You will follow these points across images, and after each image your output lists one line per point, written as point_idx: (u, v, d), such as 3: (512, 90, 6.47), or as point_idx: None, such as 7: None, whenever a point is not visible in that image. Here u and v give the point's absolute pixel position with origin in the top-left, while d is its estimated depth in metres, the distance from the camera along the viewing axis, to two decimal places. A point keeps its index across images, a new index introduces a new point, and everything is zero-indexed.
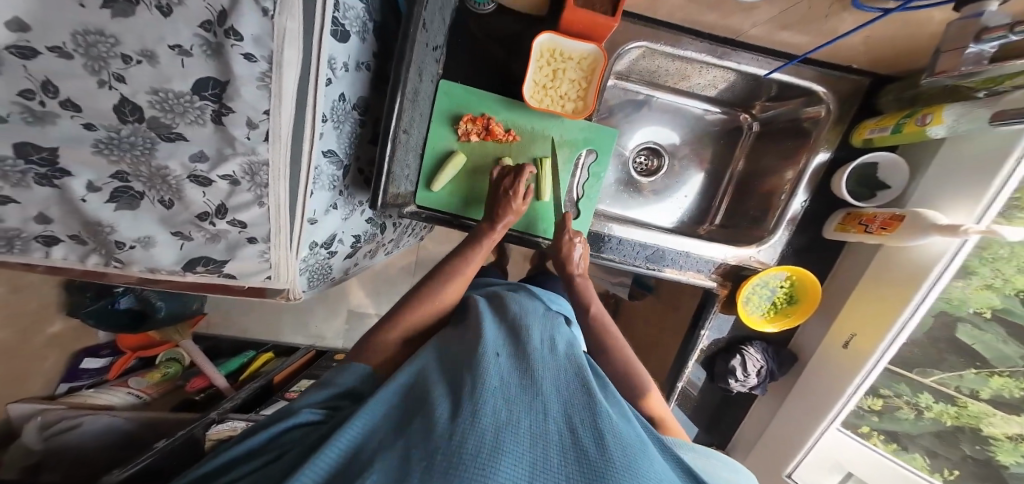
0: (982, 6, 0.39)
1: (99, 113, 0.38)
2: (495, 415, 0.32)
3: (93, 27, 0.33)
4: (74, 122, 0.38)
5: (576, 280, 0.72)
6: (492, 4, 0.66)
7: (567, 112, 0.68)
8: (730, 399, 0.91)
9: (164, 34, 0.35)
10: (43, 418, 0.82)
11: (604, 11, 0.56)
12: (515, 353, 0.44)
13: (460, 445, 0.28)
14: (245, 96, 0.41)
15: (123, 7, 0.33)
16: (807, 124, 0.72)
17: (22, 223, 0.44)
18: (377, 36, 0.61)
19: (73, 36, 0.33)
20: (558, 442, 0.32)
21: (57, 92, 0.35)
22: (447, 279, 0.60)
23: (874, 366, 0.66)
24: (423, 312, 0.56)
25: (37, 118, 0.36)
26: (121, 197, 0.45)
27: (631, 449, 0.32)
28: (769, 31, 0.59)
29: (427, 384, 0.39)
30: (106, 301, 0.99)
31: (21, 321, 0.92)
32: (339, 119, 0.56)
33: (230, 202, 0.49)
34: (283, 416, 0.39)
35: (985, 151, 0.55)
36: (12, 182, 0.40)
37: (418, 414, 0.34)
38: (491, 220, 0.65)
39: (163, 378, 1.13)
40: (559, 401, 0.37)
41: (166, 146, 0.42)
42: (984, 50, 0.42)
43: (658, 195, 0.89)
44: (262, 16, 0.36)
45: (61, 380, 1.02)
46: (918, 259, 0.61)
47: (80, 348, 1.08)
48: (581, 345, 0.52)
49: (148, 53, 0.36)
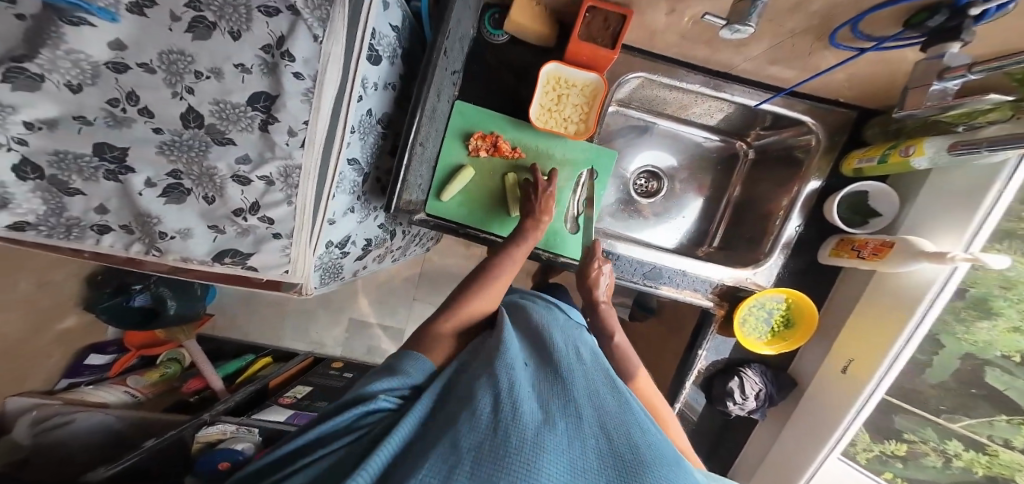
0: (943, 48, 0.42)
1: (168, 119, 0.48)
2: (535, 417, 0.35)
3: (176, 48, 0.45)
4: (145, 127, 0.48)
5: (601, 307, 0.72)
6: (506, 36, 0.73)
7: (569, 133, 0.74)
8: (729, 424, 0.90)
9: (232, 55, 0.46)
10: (37, 413, 0.88)
11: (605, 44, 0.62)
12: (543, 364, 0.47)
13: (507, 438, 0.31)
14: (290, 108, 0.49)
15: (202, 32, 0.45)
16: (799, 153, 0.76)
17: (84, 213, 0.52)
18: (405, 61, 0.68)
19: (160, 54, 0.45)
20: (593, 445, 0.35)
21: (137, 101, 0.46)
22: (485, 283, 0.60)
23: (873, 390, 0.65)
24: (475, 311, 0.57)
25: (118, 121, 0.47)
26: (171, 192, 0.53)
27: (662, 458, 0.34)
28: (759, 65, 0.64)
29: (462, 381, 0.42)
30: (122, 298, 1.07)
31: (39, 314, 0.99)
32: (365, 131, 0.62)
33: (263, 200, 0.54)
34: (361, 399, 0.40)
35: (971, 182, 0.57)
36: (85, 176, 0.50)
37: (459, 407, 0.36)
38: (534, 218, 0.68)
39: (162, 377, 1.17)
40: (592, 409, 0.40)
41: (217, 148, 0.51)
42: (947, 88, 0.46)
43: (657, 217, 0.93)
44: (313, 41, 0.47)
45: (62, 376, 1.07)
46: (911, 286, 0.63)
47: (85, 346, 1.14)
48: (603, 356, 0.55)
49: (216, 70, 0.46)
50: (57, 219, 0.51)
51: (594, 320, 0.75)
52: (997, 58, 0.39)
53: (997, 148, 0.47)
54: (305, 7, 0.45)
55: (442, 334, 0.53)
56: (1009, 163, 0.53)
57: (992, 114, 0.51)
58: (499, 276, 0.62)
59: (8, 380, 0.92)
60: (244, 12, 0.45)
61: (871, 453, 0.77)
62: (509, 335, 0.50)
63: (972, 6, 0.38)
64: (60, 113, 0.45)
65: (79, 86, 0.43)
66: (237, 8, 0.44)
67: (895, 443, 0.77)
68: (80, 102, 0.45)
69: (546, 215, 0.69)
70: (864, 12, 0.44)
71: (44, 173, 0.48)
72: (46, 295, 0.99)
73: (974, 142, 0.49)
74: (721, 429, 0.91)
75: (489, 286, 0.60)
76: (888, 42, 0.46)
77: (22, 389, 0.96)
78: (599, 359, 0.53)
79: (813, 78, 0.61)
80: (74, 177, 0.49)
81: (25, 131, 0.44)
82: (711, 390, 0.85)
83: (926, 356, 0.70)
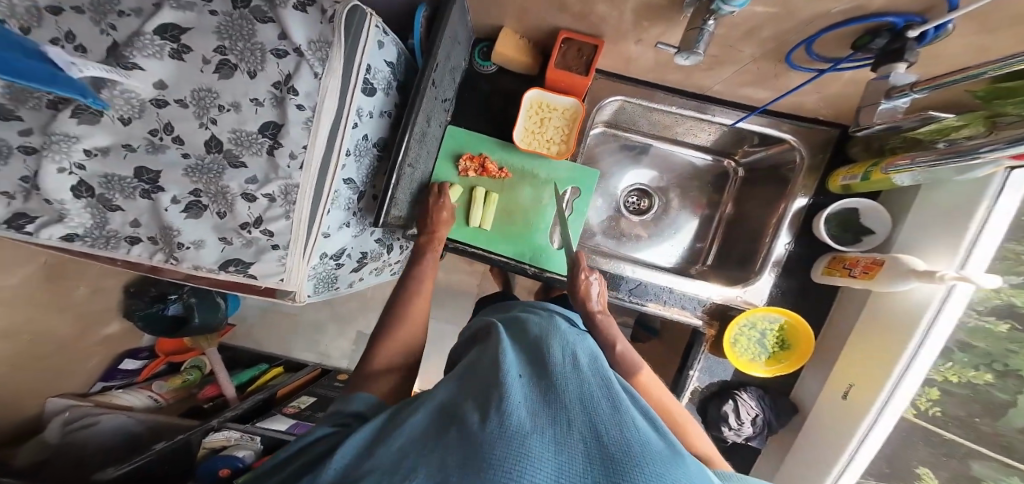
0: (892, 68, 0.45)
1: (195, 145, 0.56)
2: (521, 422, 0.30)
3: (205, 86, 0.54)
4: (177, 152, 0.57)
5: (597, 317, 0.70)
6: (494, 66, 0.80)
7: (552, 154, 0.78)
8: (733, 454, 0.85)
9: (248, 91, 0.54)
10: (69, 414, 0.97)
11: (579, 71, 0.67)
12: (538, 373, 0.42)
13: (487, 450, 0.27)
14: (292, 134, 0.54)
15: (227, 72, 0.53)
16: (786, 172, 0.77)
17: (121, 226, 0.59)
18: (399, 90, 0.73)
19: (193, 92, 0.54)
20: (584, 452, 0.30)
21: (172, 131, 0.56)
22: (403, 305, 0.63)
23: (869, 424, 0.61)
24: (397, 342, 0.58)
25: (155, 148, 0.56)
26: (192, 208, 0.59)
27: (666, 462, 0.29)
28: (731, 87, 0.68)
29: (454, 399, 0.37)
30: (159, 306, 1.17)
31: (89, 319, 1.10)
32: (361, 153, 0.65)
33: (266, 215, 0.58)
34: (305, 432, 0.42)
35: (957, 199, 0.56)
36: (125, 194, 0.58)
37: (450, 426, 0.32)
38: (429, 232, 0.73)
39: (183, 383, 1.25)
40: (584, 412, 0.35)
41: (231, 171, 0.57)
42: (898, 105, 0.49)
43: (651, 235, 0.93)
44: (314, 77, 0.53)
45: (99, 379, 1.17)
46: (908, 307, 0.60)
47: (123, 350, 1.24)
48: (605, 358, 0.50)
49: (236, 104, 0.54)
50: (100, 231, 0.59)
51: (595, 334, 0.69)
52: (938, 77, 0.41)
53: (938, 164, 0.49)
54: (309, 48, 0.52)
55: (373, 372, 0.53)
56: (998, 176, 0.51)
57: (965, 130, 0.49)
58: (416, 292, 0.65)
59: (51, 378, 1.02)
60: (260, 55, 0.53)
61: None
62: (503, 350, 0.46)
63: (909, 27, 0.41)
64: (111, 142, 0.55)
65: (128, 119, 0.55)
66: (254, 53, 0.53)
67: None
68: (129, 133, 0.55)
69: (440, 226, 0.73)
70: (813, 36, 0.47)
71: (94, 192, 0.57)
72: (97, 301, 1.11)
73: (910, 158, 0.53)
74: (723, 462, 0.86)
75: (408, 308, 0.63)
76: (843, 63, 0.50)
77: (60, 389, 1.05)
78: (601, 363, 0.48)
79: (782, 98, 0.64)
80: (117, 195, 0.58)
81: (85, 157, 0.55)
82: (706, 415, 0.83)
83: (1008, 395, 0.59)
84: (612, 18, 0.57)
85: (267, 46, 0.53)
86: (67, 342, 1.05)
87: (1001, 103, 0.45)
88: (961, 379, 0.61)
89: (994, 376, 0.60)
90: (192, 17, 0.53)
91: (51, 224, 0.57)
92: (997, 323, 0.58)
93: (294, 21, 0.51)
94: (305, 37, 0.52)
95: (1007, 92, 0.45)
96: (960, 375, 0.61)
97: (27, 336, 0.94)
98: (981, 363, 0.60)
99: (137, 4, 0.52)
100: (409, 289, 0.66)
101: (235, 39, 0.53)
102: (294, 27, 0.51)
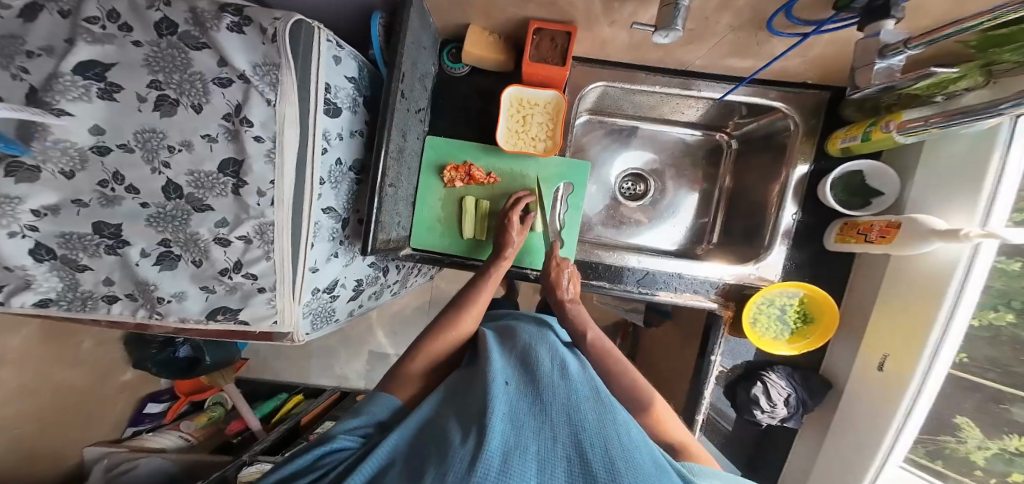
0: (879, 27, 0.43)
1: (152, 193, 0.52)
2: (504, 442, 0.33)
3: (148, 126, 0.49)
4: (134, 202, 0.52)
5: (565, 306, 0.66)
6: (466, 67, 0.76)
7: (539, 152, 0.74)
8: (765, 433, 0.83)
9: (197, 127, 0.49)
10: (107, 462, 0.96)
11: (555, 62, 0.63)
12: (526, 383, 0.45)
13: (470, 470, 0.30)
14: (256, 170, 0.50)
15: (167, 109, 0.49)
16: (782, 139, 0.74)
17: (94, 285, 0.56)
18: (368, 107, 0.69)
19: (135, 134, 0.49)
20: (563, 468, 0.33)
21: (122, 179, 0.51)
22: (461, 308, 0.62)
23: (913, 399, 0.59)
24: (446, 343, 0.57)
25: (109, 200, 0.51)
26: (164, 259, 0.55)
27: (642, 472, 0.32)
28: (714, 60, 0.65)
29: (439, 420, 0.40)
30: (169, 349, 1.12)
31: (101, 369, 1.07)
32: (336, 180, 0.62)
33: (245, 258, 0.55)
34: (322, 440, 0.41)
35: (969, 153, 0.54)
36: (90, 252, 0.54)
37: (434, 447, 0.35)
38: (499, 255, 0.68)
39: (209, 421, 1.21)
40: (570, 424, 0.38)
41: (197, 215, 0.53)
42: (893, 65, 0.46)
43: (652, 219, 0.90)
44: (267, 105, 0.49)
45: (127, 424, 1.15)
46: (934, 267, 0.57)
47: (144, 395, 1.22)
48: (593, 368, 0.52)
49: (186, 143, 0.50)
50: (74, 293, 0.56)
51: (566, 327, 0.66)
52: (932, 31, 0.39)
53: (959, 124, 0.45)
54: (254, 73, 0.49)
55: (413, 374, 0.53)
56: (1003, 126, 0.49)
57: (962, 82, 0.49)
58: (467, 302, 0.63)
59: (83, 428, 1.01)
60: (201, 86, 0.49)
61: (987, 452, 0.62)
62: (492, 360, 0.49)
63: None
64: (60, 199, 0.50)
65: (70, 171, 0.49)
66: (194, 84, 0.49)
67: (1015, 438, 0.58)
68: (76, 186, 0.50)
69: (511, 246, 0.68)
70: (788, 2, 0.45)
71: (55, 253, 0.53)
72: (102, 351, 1.07)
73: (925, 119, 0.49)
74: (756, 440, 0.84)
75: (464, 314, 0.61)
76: (827, 26, 0.47)
77: (92, 439, 1.04)
78: (590, 372, 0.51)
79: (768, 66, 0.61)
80: (80, 254, 0.54)
81: (34, 218, 0.50)
82: (735, 399, 0.80)
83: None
84: (581, 3, 0.54)
85: (207, 75, 0.49)
86: (84, 392, 1.02)
87: (995, 51, 0.45)
88: (982, 322, 0.60)
89: (1014, 315, 0.58)
90: (114, 50, 0.48)
91: (19, 292, 0.53)
92: (1009, 261, 0.57)
93: (231, 45, 0.48)
94: (247, 62, 0.49)
95: (1002, 39, 0.44)
96: (981, 318, 0.60)
97: (47, 390, 0.92)
98: (998, 304, 0.59)
99: (47, 41, 0.46)
100: (470, 293, 0.64)
101: (168, 71, 0.49)
102: (235, 55, 0.48)
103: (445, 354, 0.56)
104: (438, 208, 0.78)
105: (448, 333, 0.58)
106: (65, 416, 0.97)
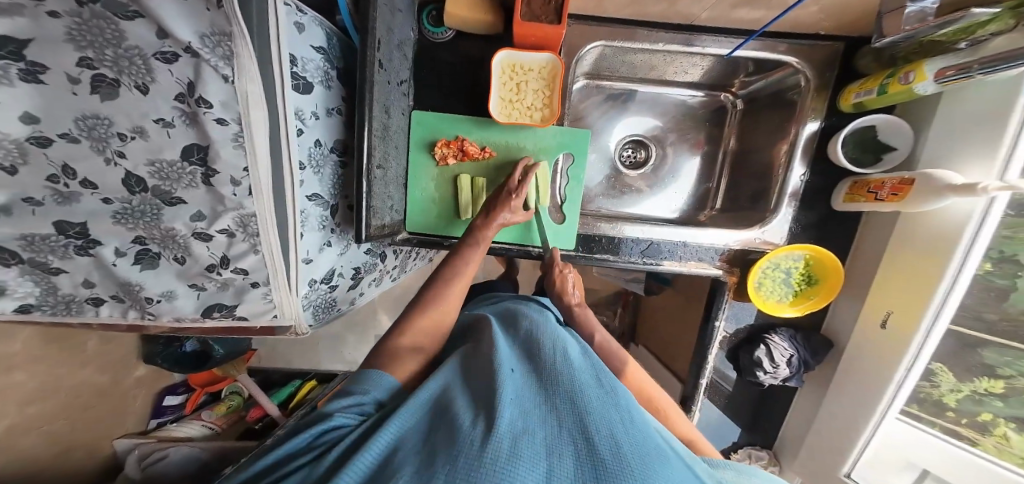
0: None
1: (112, 188, 0.47)
2: (513, 424, 0.33)
3: (90, 112, 0.42)
4: (94, 198, 0.48)
5: (574, 310, 0.66)
6: (449, 31, 0.70)
7: (536, 122, 0.70)
8: (765, 392, 0.85)
9: (147, 111, 0.43)
10: (139, 451, 0.98)
11: (549, 20, 0.58)
12: (531, 370, 0.45)
13: (482, 451, 0.29)
14: (224, 157, 0.45)
15: (108, 91, 0.41)
16: (791, 95, 0.71)
17: (74, 288, 0.54)
18: (343, 80, 0.64)
19: (76, 122, 0.42)
20: (570, 450, 0.32)
21: (75, 173, 0.45)
22: (455, 270, 0.61)
23: (916, 353, 0.61)
24: (431, 324, 0.56)
25: (65, 197, 0.47)
26: (143, 258, 0.53)
27: (648, 457, 0.31)
28: (723, 11, 0.62)
29: (449, 397, 0.40)
30: (176, 345, 1.07)
31: (116, 366, 1.02)
32: (318, 164, 0.58)
33: (231, 253, 0.52)
34: (319, 419, 0.39)
35: (994, 100, 0.51)
36: (60, 254, 0.51)
37: (441, 428, 0.34)
38: (484, 216, 0.66)
39: (229, 409, 1.23)
40: (575, 408, 0.37)
41: (169, 209, 0.49)
42: (925, 7, 0.46)
43: (653, 187, 0.87)
44: (224, 82, 0.41)
45: (150, 416, 1.14)
46: (943, 223, 0.57)
47: (161, 387, 1.19)
48: (595, 355, 0.51)
49: (139, 129, 0.44)
50: (54, 297, 0.55)
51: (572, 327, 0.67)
52: None
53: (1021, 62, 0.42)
54: (203, 47, 0.39)
55: (400, 350, 0.51)
56: None
57: (991, 26, 0.46)
58: (458, 267, 0.62)
59: (109, 422, 1.01)
60: (142, 63, 0.40)
61: (960, 394, 0.66)
62: (497, 344, 0.48)
63: None
64: (8, 198, 0.45)
65: (13, 168, 0.43)
66: (132, 61, 0.40)
67: (984, 380, 0.64)
68: (21, 183, 0.44)
69: (502, 211, 0.66)
70: None
71: (21, 257, 0.50)
72: (109, 350, 1.00)
73: (962, 66, 0.47)
74: (756, 399, 0.86)
75: (451, 286, 0.60)
76: None
77: (122, 429, 1.04)
78: (591, 357, 0.50)
79: (781, 16, 0.59)
80: (49, 257, 0.51)
81: None
82: (739, 362, 0.81)
83: (1006, 280, 0.59)
84: None
85: (146, 50, 0.39)
86: (101, 390, 0.98)
87: None
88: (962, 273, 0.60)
89: (993, 263, 0.60)
90: (28, 24, 0.36)
91: None
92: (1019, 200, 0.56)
93: (168, 12, 0.37)
94: (192, 31, 0.38)
95: None
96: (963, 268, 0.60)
97: (64, 393, 0.88)
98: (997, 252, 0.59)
99: None
100: (460, 255, 0.63)
101: (100, 46, 0.39)
102: (174, 22, 0.37)
103: (434, 330, 0.55)
104: (431, 188, 0.75)
105: (434, 309, 0.57)
106: (90, 412, 0.95)
